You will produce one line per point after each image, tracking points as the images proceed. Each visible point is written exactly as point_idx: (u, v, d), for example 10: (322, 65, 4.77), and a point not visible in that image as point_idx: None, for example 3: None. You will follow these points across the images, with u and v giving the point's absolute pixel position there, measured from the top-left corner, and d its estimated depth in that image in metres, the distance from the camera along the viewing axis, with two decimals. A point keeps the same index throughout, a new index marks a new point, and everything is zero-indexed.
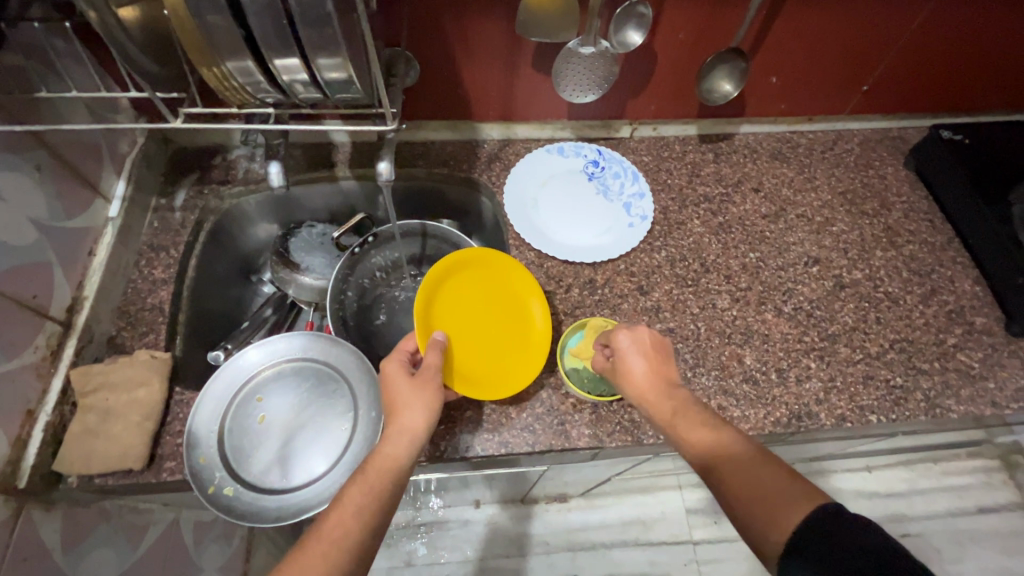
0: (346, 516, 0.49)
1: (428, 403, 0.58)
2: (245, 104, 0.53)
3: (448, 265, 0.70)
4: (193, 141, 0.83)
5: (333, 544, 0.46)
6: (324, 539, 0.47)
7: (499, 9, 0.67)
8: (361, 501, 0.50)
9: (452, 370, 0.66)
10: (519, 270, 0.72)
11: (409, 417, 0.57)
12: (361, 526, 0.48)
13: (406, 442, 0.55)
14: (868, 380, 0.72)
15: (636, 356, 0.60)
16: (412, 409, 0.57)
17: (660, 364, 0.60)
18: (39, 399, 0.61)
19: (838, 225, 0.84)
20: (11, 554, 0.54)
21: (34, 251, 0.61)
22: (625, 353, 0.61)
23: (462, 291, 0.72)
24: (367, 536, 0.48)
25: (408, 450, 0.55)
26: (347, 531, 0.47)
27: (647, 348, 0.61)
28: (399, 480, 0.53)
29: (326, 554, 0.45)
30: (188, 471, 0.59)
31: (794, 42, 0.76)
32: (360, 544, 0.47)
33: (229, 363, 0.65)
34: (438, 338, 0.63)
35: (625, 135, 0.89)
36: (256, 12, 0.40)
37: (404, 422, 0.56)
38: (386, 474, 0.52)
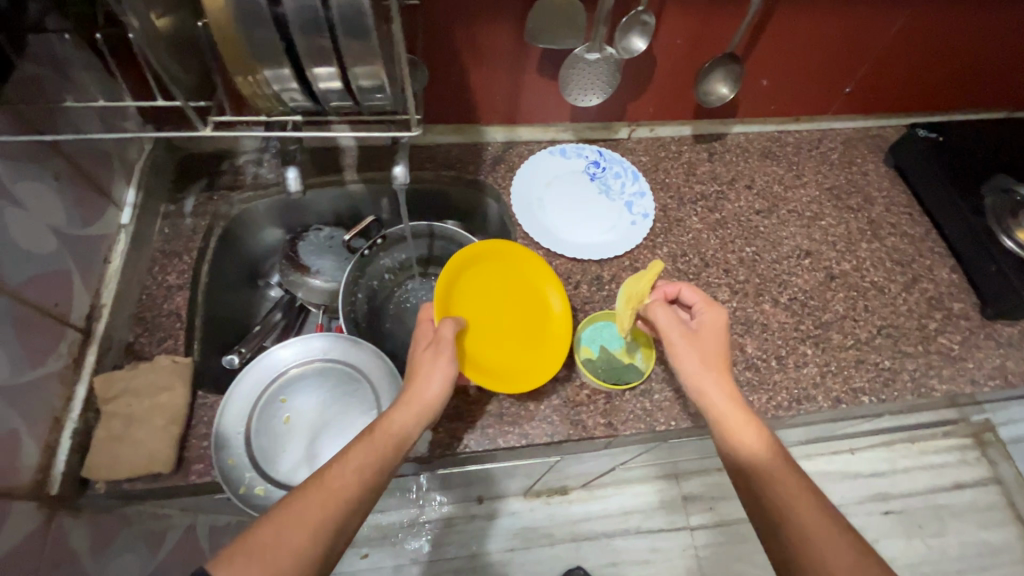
0: (347, 472, 0.51)
1: (440, 377, 0.61)
2: (272, 112, 0.53)
3: (467, 257, 0.72)
4: (201, 147, 0.83)
5: (330, 494, 0.49)
6: (324, 488, 0.50)
7: (508, 16, 0.70)
8: (362, 461, 0.53)
9: (473, 361, 0.68)
10: (535, 263, 0.75)
11: (419, 390, 0.60)
12: (360, 483, 0.51)
13: (413, 413, 0.59)
14: (860, 363, 0.77)
15: (719, 336, 0.63)
16: (423, 381, 0.60)
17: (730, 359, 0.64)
18: (64, 406, 0.62)
19: (826, 219, 0.89)
20: (41, 561, 0.54)
21: (55, 260, 0.61)
22: (711, 328, 0.63)
23: (480, 283, 0.74)
24: (364, 494, 0.51)
25: (414, 422, 0.58)
26: (346, 486, 0.50)
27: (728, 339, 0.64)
28: (400, 449, 0.56)
29: (324, 502, 0.49)
30: (220, 473, 0.61)
31: (783, 46, 0.81)
32: (356, 498, 0.50)
33: (259, 360, 0.67)
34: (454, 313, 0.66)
35: (623, 136, 0.93)
36: (300, 26, 0.41)
37: (415, 393, 0.60)
38: (390, 439, 0.56)
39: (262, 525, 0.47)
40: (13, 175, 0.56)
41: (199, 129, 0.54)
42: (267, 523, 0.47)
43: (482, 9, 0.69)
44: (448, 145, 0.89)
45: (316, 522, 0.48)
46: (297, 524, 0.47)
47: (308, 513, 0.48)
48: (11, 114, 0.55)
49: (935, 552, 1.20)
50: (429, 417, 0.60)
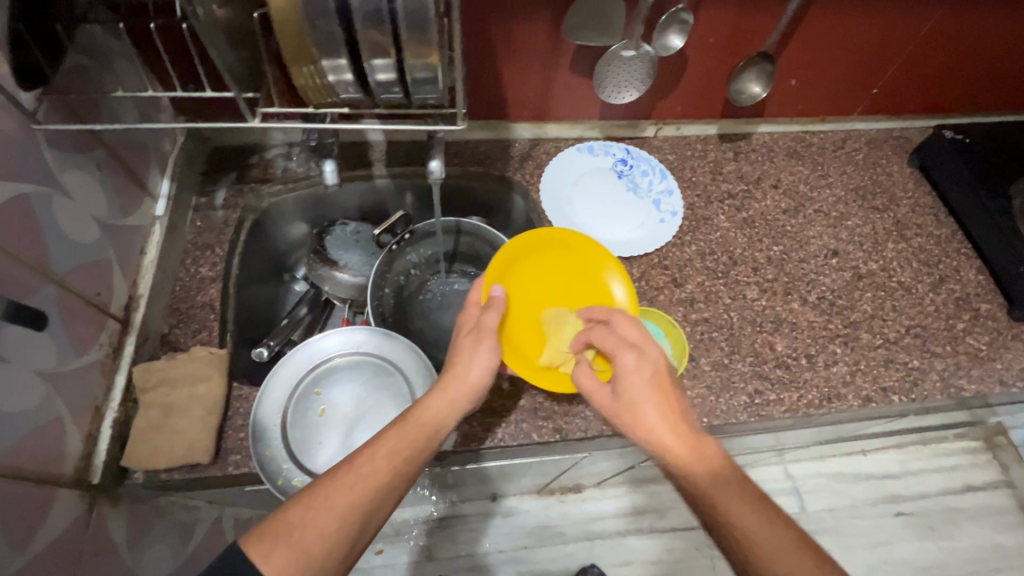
0: (379, 458, 0.51)
1: (481, 366, 0.61)
2: (322, 103, 0.54)
3: (549, 241, 0.73)
4: (231, 140, 0.84)
5: (360, 479, 0.49)
6: (353, 472, 0.49)
7: (544, 13, 0.70)
8: (394, 448, 0.52)
9: (516, 350, 0.69)
10: (593, 249, 0.73)
11: (457, 379, 0.60)
12: (390, 469, 0.51)
13: (449, 403, 0.59)
14: (889, 363, 0.77)
15: (642, 379, 0.58)
16: (461, 368, 0.61)
17: (671, 394, 0.57)
18: (104, 395, 0.62)
19: (852, 220, 0.89)
20: (85, 549, 0.55)
21: (96, 249, 0.62)
22: (626, 376, 0.58)
23: (532, 271, 0.74)
24: (394, 480, 0.50)
25: (450, 411, 0.58)
26: (375, 471, 0.50)
27: (657, 374, 0.58)
28: (434, 438, 0.56)
29: (353, 486, 0.48)
30: (258, 464, 0.61)
31: (814, 45, 0.81)
32: (386, 485, 0.50)
33: (302, 347, 0.68)
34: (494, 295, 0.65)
35: (650, 134, 0.93)
36: (364, 18, 0.42)
37: (452, 383, 0.60)
38: (424, 427, 0.56)
39: (290, 508, 0.46)
40: (61, 164, 0.56)
41: (248, 120, 0.55)
42: (298, 505, 0.46)
43: (519, 5, 0.69)
44: (476, 141, 0.89)
45: (345, 508, 0.47)
46: (326, 506, 0.47)
47: (338, 497, 0.48)
48: (61, 104, 0.55)
49: (948, 554, 1.20)
50: (464, 407, 0.60)
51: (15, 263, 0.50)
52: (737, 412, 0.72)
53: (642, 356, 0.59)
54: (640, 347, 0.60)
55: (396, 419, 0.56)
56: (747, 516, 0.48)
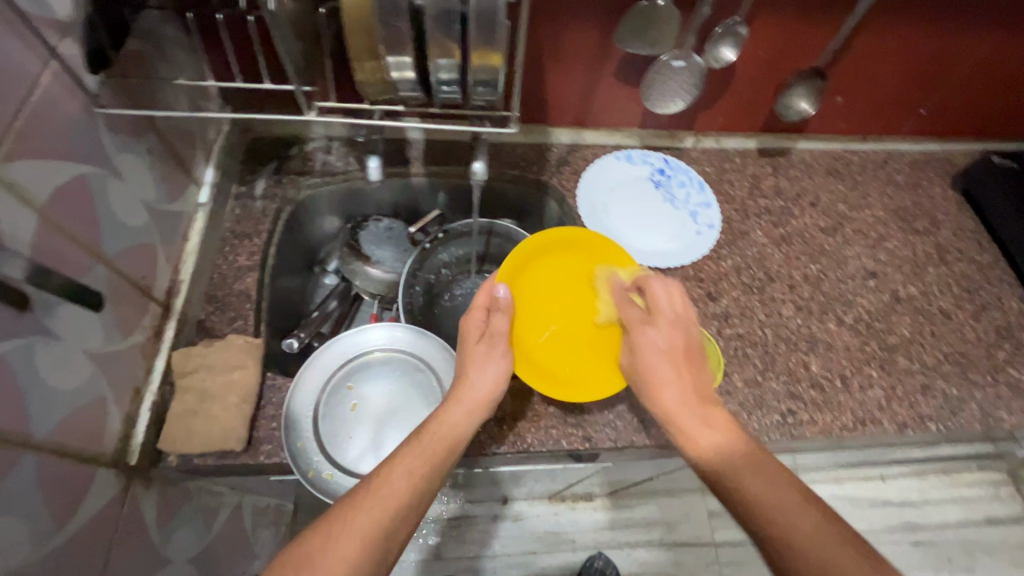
0: (396, 474, 0.51)
1: (492, 373, 0.62)
2: (378, 100, 0.54)
3: (563, 242, 0.70)
4: (272, 131, 0.84)
5: (380, 500, 0.48)
6: (373, 495, 0.49)
7: (595, 18, 0.70)
8: (412, 465, 0.52)
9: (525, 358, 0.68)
10: (610, 253, 0.70)
11: (472, 388, 0.60)
12: (410, 488, 0.50)
13: (465, 413, 0.59)
14: (926, 390, 0.76)
15: (659, 346, 0.60)
16: (477, 375, 0.61)
17: (685, 363, 0.60)
18: (144, 377, 0.63)
19: (892, 241, 0.88)
20: (121, 529, 0.55)
21: (144, 232, 0.62)
22: (646, 345, 0.61)
23: (540, 273, 0.72)
24: (415, 499, 0.50)
25: (465, 420, 0.58)
26: (396, 491, 0.49)
27: (672, 342, 0.61)
28: (453, 450, 0.55)
29: (373, 508, 0.48)
30: (290, 454, 0.61)
31: (865, 63, 0.80)
32: (408, 504, 0.49)
33: (342, 338, 0.68)
34: (498, 295, 0.64)
35: (688, 145, 0.92)
36: (435, 16, 0.42)
37: (467, 393, 0.60)
38: (440, 441, 0.56)
39: (309, 537, 0.45)
40: (116, 147, 0.57)
41: (304, 113, 0.56)
42: (317, 534, 0.46)
43: (570, 10, 0.69)
44: (513, 144, 0.89)
45: (367, 530, 0.46)
46: (348, 530, 0.46)
47: (360, 520, 0.47)
48: (120, 88, 0.56)
49: None
50: (481, 416, 0.60)
51: (71, 242, 0.50)
52: (769, 431, 0.71)
53: (658, 323, 0.62)
54: (660, 318, 0.62)
55: (413, 434, 0.56)
56: (758, 477, 0.48)
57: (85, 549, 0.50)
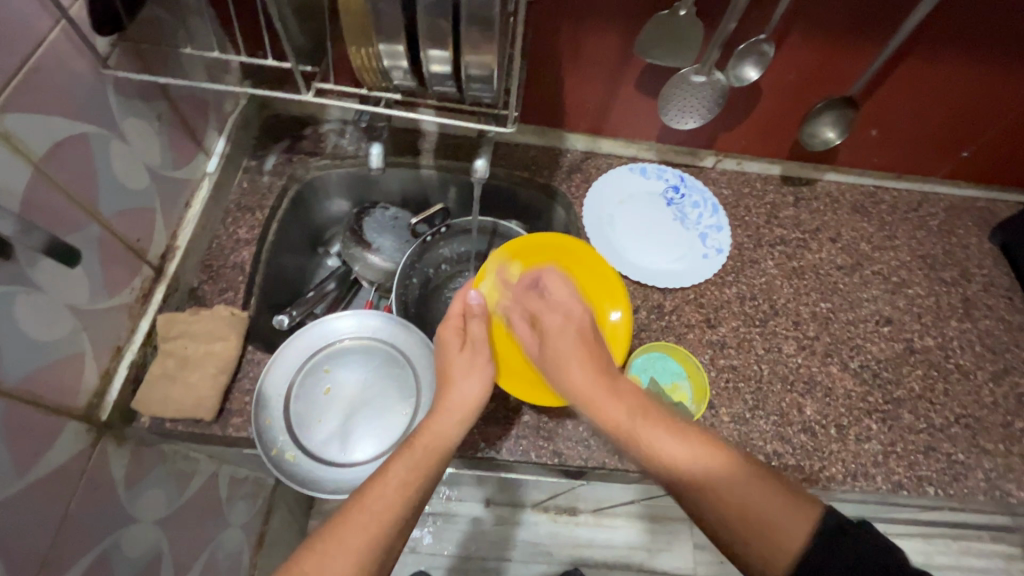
0: (388, 487, 0.50)
1: (478, 380, 0.60)
2: (375, 87, 0.54)
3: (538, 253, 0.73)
4: (288, 109, 0.85)
5: (374, 515, 0.47)
6: (366, 510, 0.47)
7: (617, 26, 0.68)
8: (404, 477, 0.51)
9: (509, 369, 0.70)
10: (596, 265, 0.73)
11: (458, 394, 0.59)
12: (404, 501, 0.49)
13: (454, 420, 0.57)
14: (929, 450, 0.71)
15: (566, 338, 0.64)
16: (461, 382, 0.60)
17: (592, 347, 0.64)
18: (127, 336, 0.64)
19: (914, 288, 0.82)
20: (84, 483, 0.56)
21: (144, 196, 0.64)
22: (556, 333, 0.65)
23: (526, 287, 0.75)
24: (408, 510, 0.49)
25: (456, 427, 0.57)
26: (390, 505, 0.48)
27: (579, 334, 0.65)
28: (443, 458, 0.54)
29: (368, 524, 0.47)
30: (256, 431, 0.62)
31: (904, 97, 0.76)
32: (401, 518, 0.48)
33: (313, 326, 0.68)
34: (470, 302, 0.66)
35: (708, 165, 0.89)
36: (427, 6, 0.41)
37: (452, 399, 0.59)
38: (431, 450, 0.54)
39: (301, 561, 0.44)
40: (123, 110, 0.58)
41: (303, 93, 0.56)
42: (310, 553, 0.45)
43: (592, 15, 0.67)
44: (527, 146, 0.87)
45: (361, 547, 0.45)
46: (341, 550, 0.45)
47: (353, 538, 0.46)
48: (133, 53, 0.57)
49: None
50: (470, 423, 0.59)
51: (66, 199, 0.52)
52: None
53: (568, 315, 0.67)
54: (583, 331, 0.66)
55: (402, 444, 0.54)
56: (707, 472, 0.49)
57: (45, 498, 0.52)
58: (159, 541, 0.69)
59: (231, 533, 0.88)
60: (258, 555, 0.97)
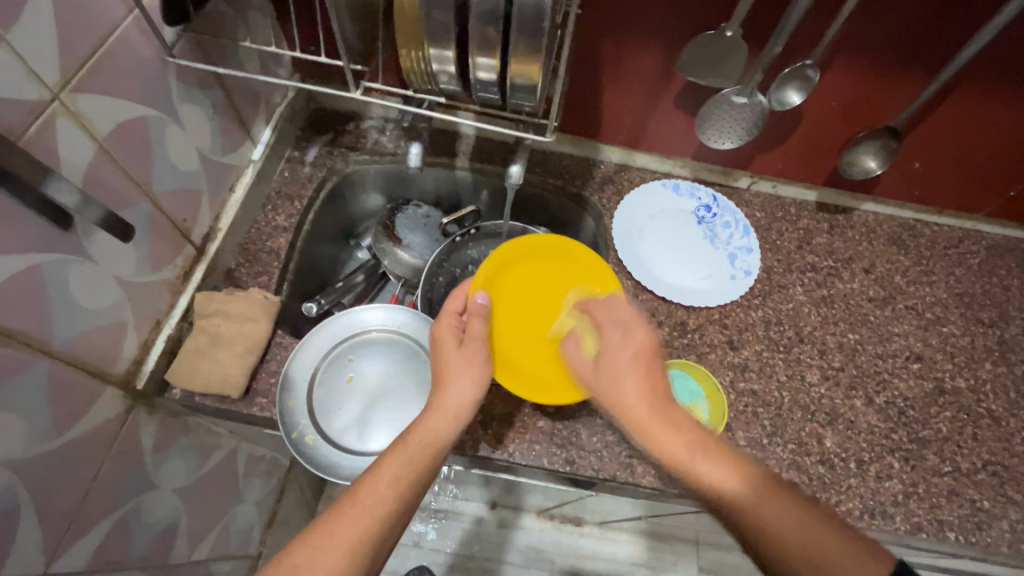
0: (381, 483, 0.50)
1: (474, 380, 0.60)
2: (421, 90, 0.56)
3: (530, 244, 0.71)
4: (333, 103, 0.88)
5: (365, 509, 0.48)
6: (359, 505, 0.48)
7: (661, 42, 0.69)
8: (397, 474, 0.51)
9: (507, 364, 0.67)
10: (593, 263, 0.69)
11: (454, 394, 0.59)
12: (397, 497, 0.50)
13: (450, 419, 0.58)
14: (952, 495, 0.69)
15: (623, 349, 0.59)
16: (457, 382, 0.60)
17: (651, 367, 0.58)
18: (166, 311, 0.66)
19: (949, 326, 0.80)
20: (115, 446, 0.59)
21: (193, 178, 0.66)
22: (613, 352, 0.60)
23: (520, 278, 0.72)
24: (401, 505, 0.50)
25: (450, 426, 0.57)
26: (381, 501, 0.49)
27: (637, 351, 0.59)
28: (438, 456, 0.55)
29: (358, 520, 0.47)
30: (280, 413, 0.64)
31: (951, 132, 0.74)
32: (392, 516, 0.49)
33: (342, 316, 0.70)
34: (475, 302, 0.63)
35: (742, 186, 0.88)
36: (480, 16, 0.43)
37: (448, 398, 0.59)
38: (425, 449, 0.54)
39: (296, 550, 0.45)
40: (181, 96, 0.61)
41: (352, 91, 0.58)
42: (301, 546, 0.46)
43: (637, 31, 0.68)
44: (561, 154, 0.88)
45: (353, 541, 0.46)
46: (333, 542, 0.46)
47: (344, 531, 0.47)
48: (196, 44, 0.60)
49: None
50: (465, 420, 0.59)
51: (122, 176, 0.54)
52: None
53: (629, 334, 0.60)
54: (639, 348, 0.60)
55: (395, 440, 0.55)
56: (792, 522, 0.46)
57: (78, 457, 0.54)
58: (177, 509, 0.72)
59: (245, 509, 0.91)
60: (268, 534, 1.00)
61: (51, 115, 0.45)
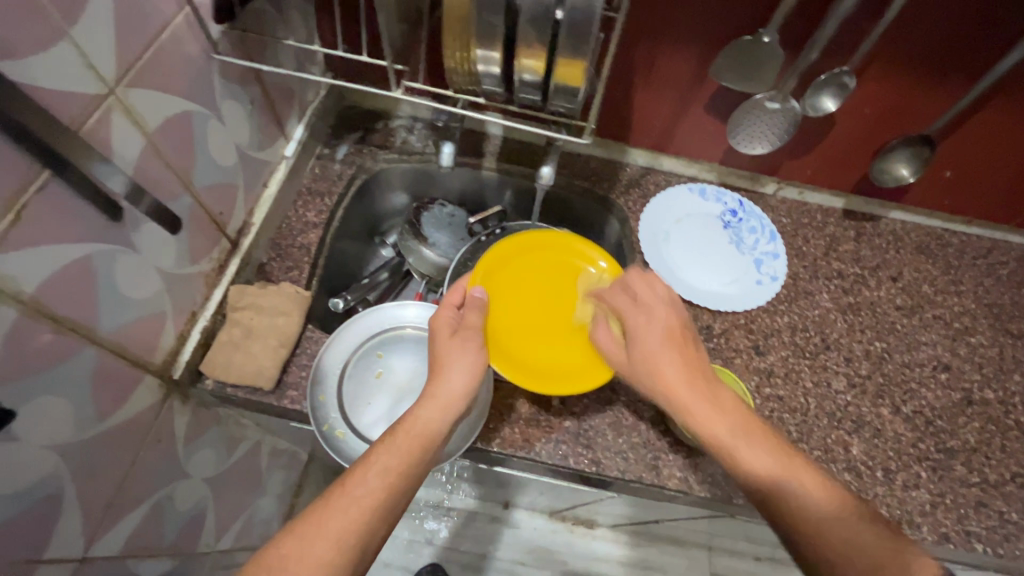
0: (369, 475, 0.49)
1: (466, 372, 0.60)
2: (462, 90, 0.56)
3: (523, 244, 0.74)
4: (363, 102, 0.89)
5: (354, 501, 0.47)
6: (348, 496, 0.47)
7: (696, 47, 0.69)
8: (387, 464, 0.50)
9: (510, 358, 0.68)
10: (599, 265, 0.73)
11: (446, 386, 0.58)
12: (387, 489, 0.49)
13: (439, 409, 0.57)
14: (980, 506, 0.68)
15: (656, 330, 0.61)
16: (449, 373, 0.59)
17: (685, 346, 0.60)
18: (201, 303, 0.68)
19: (977, 337, 0.79)
20: (151, 434, 0.60)
21: (231, 173, 0.68)
22: (642, 334, 0.61)
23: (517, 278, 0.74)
24: (391, 496, 0.48)
25: (441, 417, 0.57)
26: (370, 491, 0.48)
27: (667, 329, 0.61)
28: (429, 447, 0.54)
29: (348, 511, 0.46)
30: (311, 406, 0.65)
31: (986, 142, 0.74)
32: (382, 508, 0.48)
33: (373, 311, 0.71)
34: (472, 295, 0.65)
35: (768, 191, 0.88)
36: (530, 19, 0.43)
37: (441, 389, 0.58)
38: (415, 440, 0.53)
39: (284, 541, 0.44)
40: (223, 92, 0.62)
41: (393, 91, 0.59)
42: (292, 535, 0.44)
43: (673, 35, 0.68)
44: (588, 156, 0.88)
45: (343, 533, 0.45)
46: (321, 533, 0.44)
47: (333, 523, 0.45)
48: (239, 41, 0.61)
49: None
50: (457, 412, 0.58)
51: (167, 169, 0.55)
52: None
53: (651, 312, 0.62)
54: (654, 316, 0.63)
55: (385, 432, 0.54)
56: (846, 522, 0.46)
57: (119, 444, 0.55)
58: (204, 498, 0.73)
59: (265, 501, 0.92)
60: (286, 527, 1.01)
61: (107, 109, 0.46)
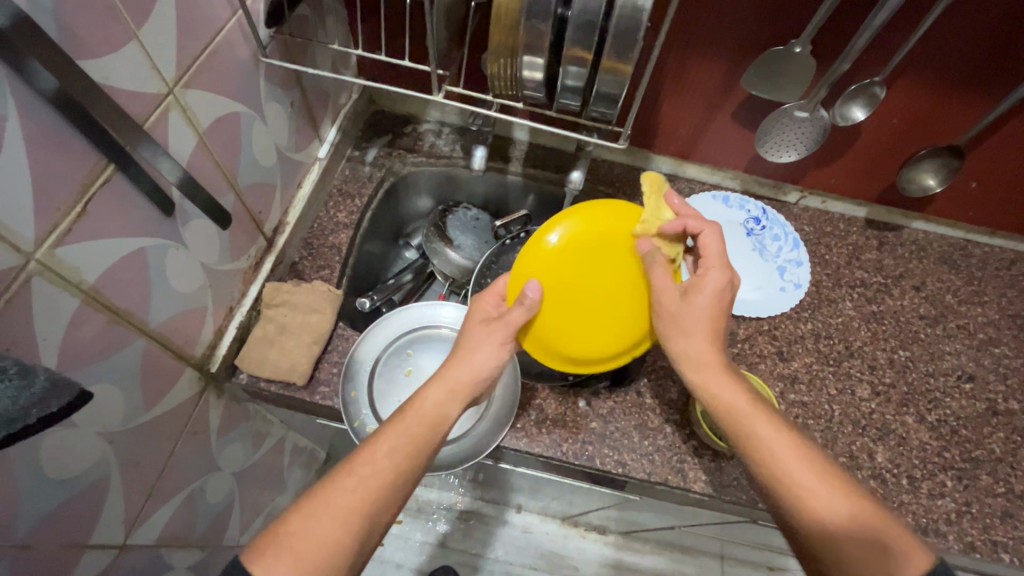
0: (377, 456, 0.48)
1: (489, 353, 0.55)
2: (503, 95, 0.58)
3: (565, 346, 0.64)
4: (393, 107, 0.91)
5: (361, 481, 0.46)
6: (354, 476, 0.47)
7: (725, 56, 0.70)
8: (394, 445, 0.49)
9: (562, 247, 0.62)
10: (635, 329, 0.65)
11: (464, 368, 0.54)
12: (395, 470, 0.48)
13: (448, 391, 0.53)
14: (1006, 517, 0.68)
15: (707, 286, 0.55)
16: (469, 355, 0.55)
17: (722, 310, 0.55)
18: (238, 299, 0.69)
19: (1002, 347, 0.80)
20: (189, 426, 0.61)
21: (270, 173, 0.69)
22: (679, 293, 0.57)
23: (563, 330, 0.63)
24: (397, 479, 0.48)
25: (453, 402, 0.53)
26: (378, 472, 0.47)
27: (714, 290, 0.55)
28: (438, 432, 0.51)
29: (354, 491, 0.46)
30: (343, 402, 0.66)
31: (1015, 153, 0.74)
32: (390, 488, 0.47)
33: (403, 310, 0.73)
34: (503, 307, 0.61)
35: (791, 200, 0.89)
36: (578, 26, 0.45)
37: (453, 371, 0.54)
38: (424, 425, 0.51)
39: (290, 519, 0.44)
40: (267, 95, 0.64)
41: (432, 94, 0.60)
42: (301, 526, 0.44)
43: (703, 44, 0.69)
44: (613, 163, 0.90)
45: (349, 514, 0.45)
46: (328, 511, 0.45)
47: (339, 501, 0.45)
48: (283, 44, 0.63)
49: None
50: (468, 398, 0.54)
51: (216, 167, 0.57)
52: None
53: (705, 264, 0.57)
54: (710, 259, 0.56)
55: (395, 413, 0.52)
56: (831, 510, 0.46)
57: (160, 434, 0.57)
58: (232, 492, 0.74)
59: (285, 497, 0.93)
60: None
61: (166, 108, 0.48)
